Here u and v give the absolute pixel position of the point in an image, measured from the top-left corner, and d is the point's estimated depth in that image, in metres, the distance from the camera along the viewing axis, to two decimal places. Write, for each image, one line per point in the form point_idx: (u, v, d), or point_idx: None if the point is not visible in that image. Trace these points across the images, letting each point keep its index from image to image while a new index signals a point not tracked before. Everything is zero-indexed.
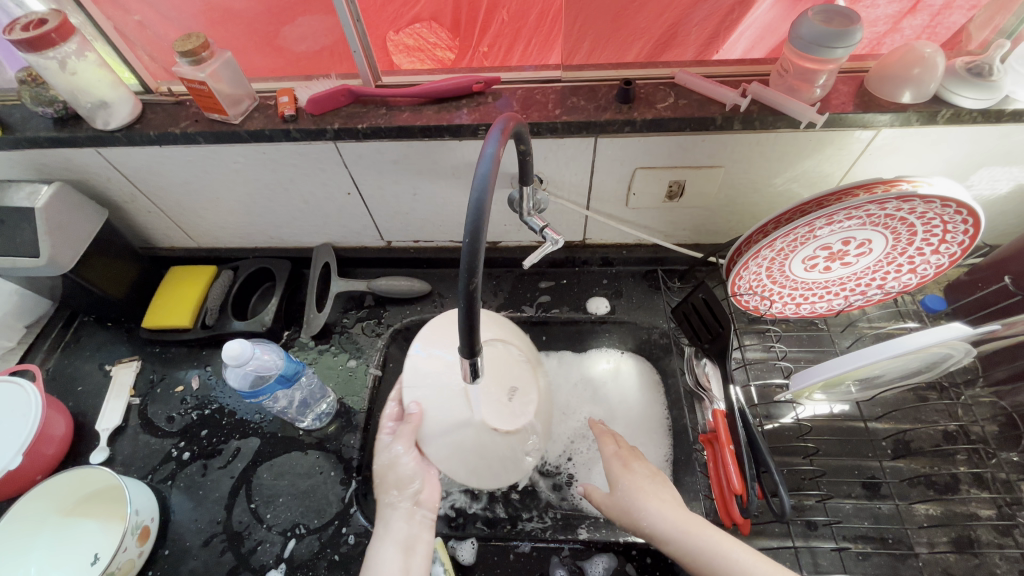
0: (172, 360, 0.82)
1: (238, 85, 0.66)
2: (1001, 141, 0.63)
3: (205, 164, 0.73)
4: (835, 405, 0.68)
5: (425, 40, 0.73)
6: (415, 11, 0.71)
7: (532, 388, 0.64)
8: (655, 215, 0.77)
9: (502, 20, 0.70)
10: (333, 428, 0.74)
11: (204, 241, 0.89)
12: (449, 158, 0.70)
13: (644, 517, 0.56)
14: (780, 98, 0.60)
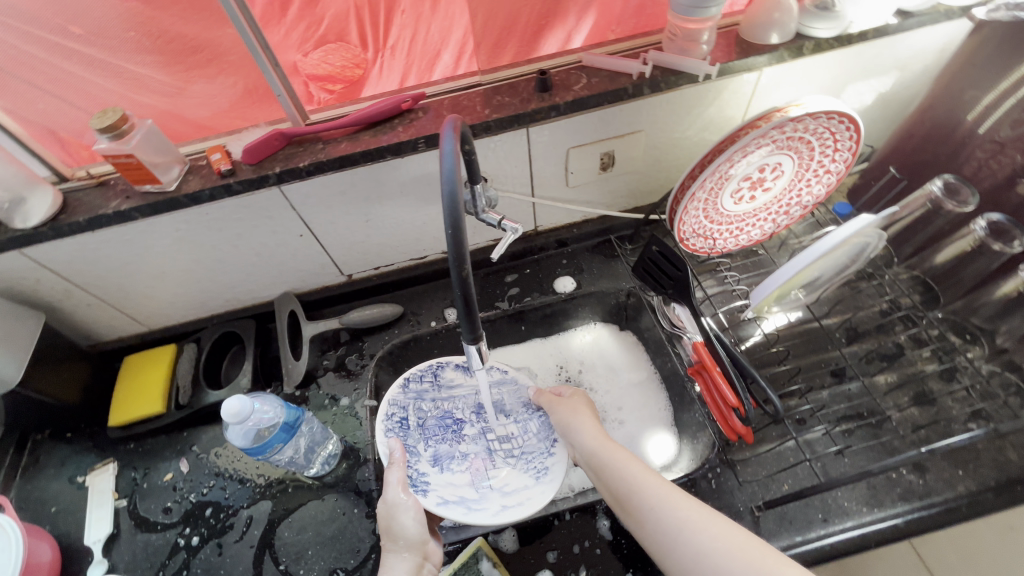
0: (152, 451, 0.78)
1: (166, 152, 0.65)
2: (856, 60, 0.75)
3: (144, 240, 0.71)
4: (790, 314, 0.77)
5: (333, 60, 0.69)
6: (319, 31, 0.67)
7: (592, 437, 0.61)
8: (594, 188, 0.83)
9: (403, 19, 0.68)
10: (344, 467, 0.73)
11: (156, 322, 0.85)
12: (394, 179, 0.72)
13: (656, 500, 0.50)
14: (675, 59, 0.68)
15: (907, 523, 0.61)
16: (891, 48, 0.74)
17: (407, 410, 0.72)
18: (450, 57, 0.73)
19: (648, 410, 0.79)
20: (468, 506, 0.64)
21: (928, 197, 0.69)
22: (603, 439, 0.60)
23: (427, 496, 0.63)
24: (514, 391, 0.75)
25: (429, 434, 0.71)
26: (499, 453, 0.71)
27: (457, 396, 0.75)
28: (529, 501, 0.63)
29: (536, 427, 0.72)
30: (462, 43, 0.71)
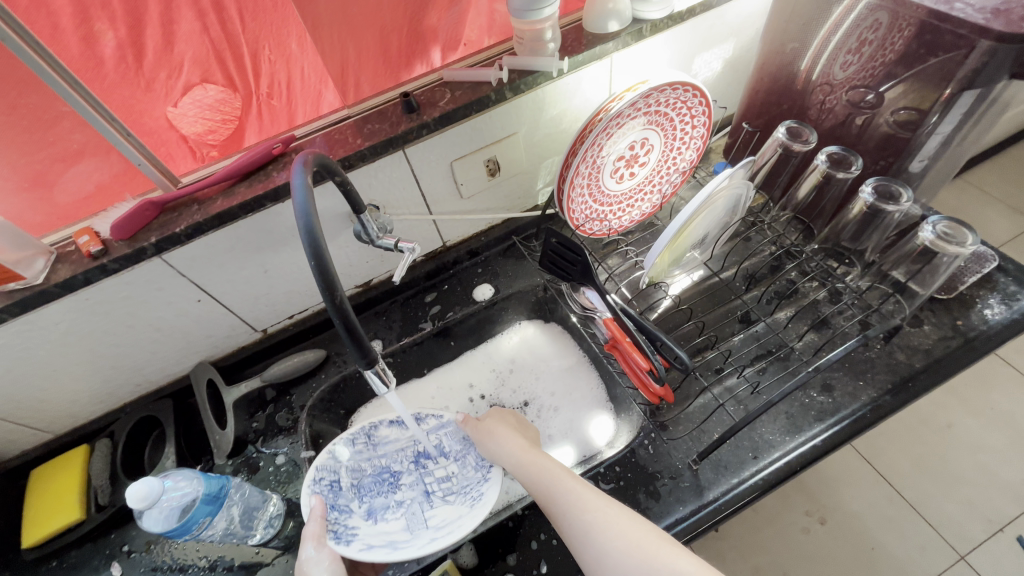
0: (79, 563, 0.72)
1: (26, 245, 0.62)
2: (694, 33, 0.81)
3: (23, 341, 0.66)
4: (692, 273, 0.82)
5: (209, 116, 0.71)
6: (182, 77, 0.66)
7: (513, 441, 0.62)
8: (489, 195, 0.86)
9: (270, 59, 0.70)
10: (290, 527, 0.70)
11: (62, 425, 0.80)
12: (283, 225, 0.72)
13: (566, 502, 0.52)
14: (528, 60, 0.72)
15: (825, 441, 0.65)
16: (720, 17, 0.82)
17: (340, 472, 0.67)
18: (332, 95, 0.76)
19: (582, 394, 0.82)
20: (395, 547, 0.60)
21: (777, 144, 0.74)
22: (526, 447, 0.60)
23: (349, 546, 0.59)
24: (451, 433, 0.72)
25: (364, 492, 0.67)
26: (436, 495, 0.67)
27: (393, 450, 0.72)
28: (459, 528, 0.60)
29: (474, 460, 0.69)
30: (334, 78, 0.74)
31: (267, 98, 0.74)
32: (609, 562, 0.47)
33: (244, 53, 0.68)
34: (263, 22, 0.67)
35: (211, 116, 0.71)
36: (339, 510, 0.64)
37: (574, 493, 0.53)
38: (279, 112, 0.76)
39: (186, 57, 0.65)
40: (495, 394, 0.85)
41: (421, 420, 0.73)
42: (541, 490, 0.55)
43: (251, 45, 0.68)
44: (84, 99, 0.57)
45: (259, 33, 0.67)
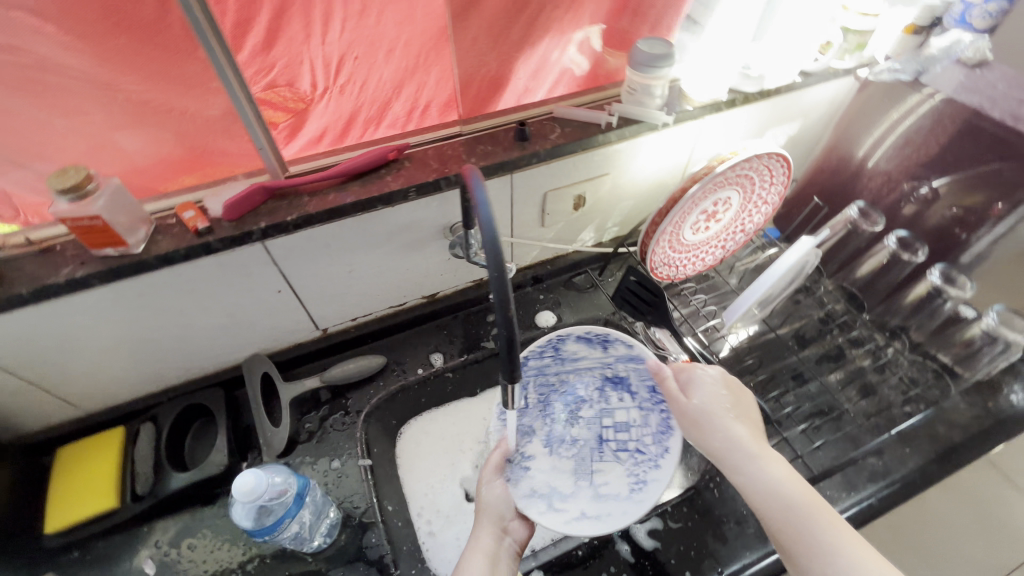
0: (104, 556, 0.66)
1: (133, 211, 0.60)
2: (775, 109, 0.89)
3: (99, 310, 0.63)
4: (749, 328, 0.87)
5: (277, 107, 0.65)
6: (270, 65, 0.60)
7: (741, 439, 0.61)
8: (567, 227, 0.89)
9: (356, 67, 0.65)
10: (346, 537, 0.68)
11: (97, 403, 0.75)
12: (383, 229, 0.72)
13: (812, 531, 0.52)
14: (637, 111, 0.77)
15: (878, 501, 0.70)
16: (799, 100, 0.89)
17: (528, 388, 0.78)
18: (399, 108, 0.72)
19: None
20: (551, 505, 0.68)
21: (847, 221, 0.82)
22: (753, 448, 0.60)
23: (517, 487, 0.69)
24: (638, 372, 0.76)
25: (547, 415, 0.77)
26: (609, 445, 0.74)
27: (581, 367, 0.78)
28: (609, 517, 0.67)
29: (655, 425, 0.74)
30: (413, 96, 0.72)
31: (342, 101, 0.68)
32: None
33: (344, 55, 0.63)
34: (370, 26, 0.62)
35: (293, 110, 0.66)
36: (524, 433, 0.74)
37: (824, 529, 0.52)
38: (365, 116, 0.71)
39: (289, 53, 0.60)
40: None
41: (609, 345, 0.76)
42: (767, 496, 0.56)
43: (351, 50, 0.63)
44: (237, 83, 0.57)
45: (360, 36, 0.62)
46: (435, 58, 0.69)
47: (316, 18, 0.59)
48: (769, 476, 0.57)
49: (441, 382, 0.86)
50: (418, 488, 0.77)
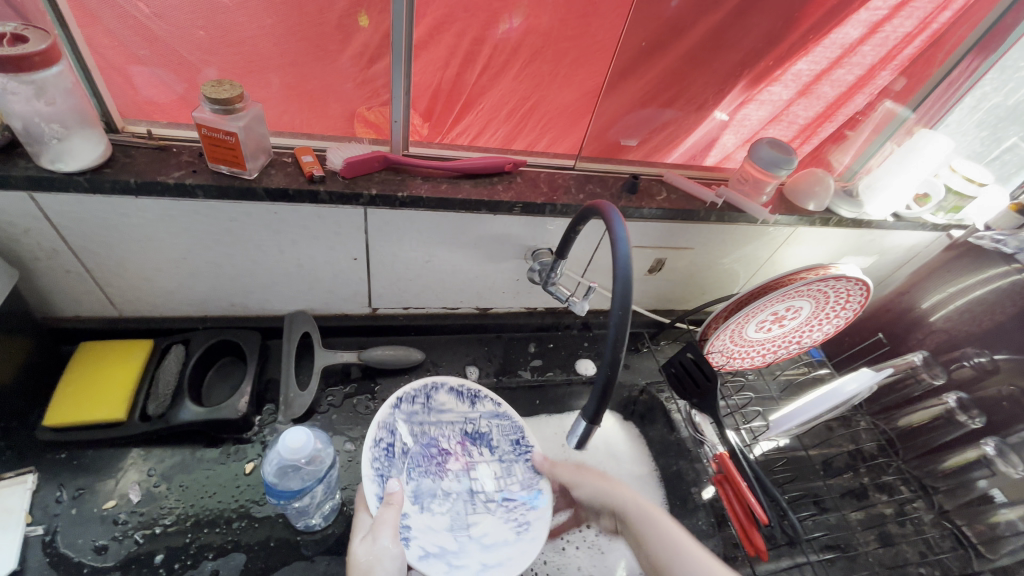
0: (93, 466, 0.63)
1: (261, 140, 0.60)
2: (857, 239, 0.91)
3: (187, 222, 0.62)
4: (780, 440, 0.86)
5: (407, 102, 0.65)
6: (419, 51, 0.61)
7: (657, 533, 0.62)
8: (634, 286, 0.89)
9: (490, 82, 0.66)
10: (342, 527, 0.64)
11: (135, 310, 0.72)
12: (474, 231, 0.73)
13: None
14: (742, 200, 0.80)
15: None
16: (881, 239, 0.92)
17: (393, 435, 0.69)
18: (508, 133, 0.73)
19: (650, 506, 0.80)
20: (448, 562, 0.61)
21: (910, 364, 0.85)
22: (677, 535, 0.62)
23: (409, 547, 0.61)
24: (501, 428, 0.73)
25: (411, 466, 0.68)
26: (478, 499, 0.68)
27: (444, 422, 0.73)
28: (510, 561, 0.62)
29: (520, 474, 0.70)
30: (526, 128, 0.73)
31: (460, 109, 0.69)
32: None
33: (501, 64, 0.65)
34: (545, 53, 0.64)
35: (434, 98, 0.67)
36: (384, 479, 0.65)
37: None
38: (494, 123, 0.71)
39: (453, 43, 0.62)
40: None
41: (477, 401, 0.74)
42: (698, 575, 0.58)
43: (508, 54, 0.63)
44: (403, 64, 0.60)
45: (507, 52, 0.63)
46: (584, 103, 0.71)
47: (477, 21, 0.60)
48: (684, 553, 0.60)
49: None
50: None
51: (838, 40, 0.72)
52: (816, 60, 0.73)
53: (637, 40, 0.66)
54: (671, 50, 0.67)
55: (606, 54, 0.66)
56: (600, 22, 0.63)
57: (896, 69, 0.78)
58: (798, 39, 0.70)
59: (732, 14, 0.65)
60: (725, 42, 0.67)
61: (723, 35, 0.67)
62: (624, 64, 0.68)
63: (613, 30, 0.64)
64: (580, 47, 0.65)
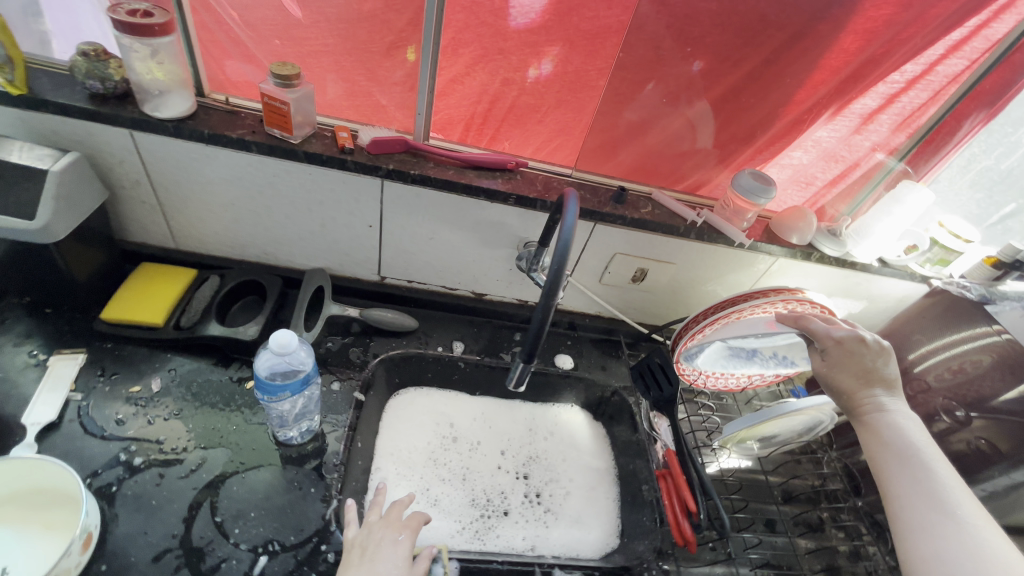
0: (128, 358, 0.76)
1: (308, 114, 0.74)
2: (844, 280, 0.95)
3: (240, 172, 0.77)
4: (741, 460, 0.88)
5: (441, 103, 0.79)
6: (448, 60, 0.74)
7: (875, 388, 0.67)
8: (619, 293, 0.97)
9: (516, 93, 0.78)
10: (314, 446, 0.74)
11: (188, 244, 0.87)
12: (473, 215, 0.83)
13: (912, 444, 0.62)
14: (722, 222, 0.86)
15: None
16: (869, 283, 0.95)
17: None
18: (525, 141, 0.85)
19: (598, 496, 0.86)
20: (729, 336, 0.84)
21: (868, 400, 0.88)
22: (859, 388, 0.67)
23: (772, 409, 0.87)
24: None
25: None
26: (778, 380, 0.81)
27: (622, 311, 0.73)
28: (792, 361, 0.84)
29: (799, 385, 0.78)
30: (542, 139, 0.84)
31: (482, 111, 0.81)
32: (925, 478, 0.59)
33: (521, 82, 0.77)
34: (584, 93, 0.78)
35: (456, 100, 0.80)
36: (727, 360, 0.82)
37: (910, 429, 0.63)
38: (511, 129, 0.83)
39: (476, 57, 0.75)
40: (523, 450, 0.89)
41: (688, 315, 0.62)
42: (885, 442, 0.62)
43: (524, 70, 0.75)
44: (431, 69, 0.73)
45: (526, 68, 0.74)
46: (616, 140, 0.84)
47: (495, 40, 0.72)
48: (880, 401, 0.66)
49: (451, 367, 0.92)
50: (387, 448, 0.83)
51: (858, 110, 0.80)
52: (837, 129, 0.82)
53: (663, 91, 0.78)
54: (692, 102, 0.79)
55: (640, 102, 0.80)
56: (633, 75, 0.76)
57: (900, 131, 0.83)
58: (815, 104, 0.79)
59: (748, 76, 0.76)
60: (744, 102, 0.79)
61: (741, 95, 0.78)
62: (652, 110, 0.80)
63: (641, 79, 0.77)
64: (602, 73, 0.76)
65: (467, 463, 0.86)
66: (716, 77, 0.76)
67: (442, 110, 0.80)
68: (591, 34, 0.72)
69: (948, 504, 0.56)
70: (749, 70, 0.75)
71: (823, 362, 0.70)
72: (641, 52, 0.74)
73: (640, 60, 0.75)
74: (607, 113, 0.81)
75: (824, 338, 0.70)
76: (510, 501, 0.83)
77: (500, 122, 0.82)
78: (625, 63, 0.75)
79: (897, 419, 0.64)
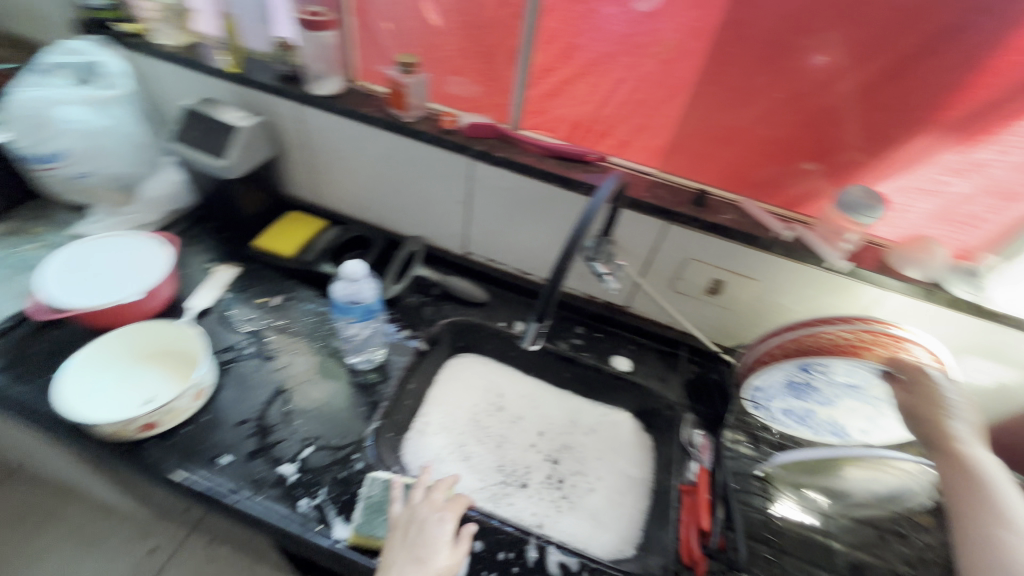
0: (264, 278, 0.97)
1: (422, 98, 0.88)
2: (988, 338, 0.76)
3: (366, 144, 0.94)
4: (807, 517, 0.66)
5: (535, 96, 0.86)
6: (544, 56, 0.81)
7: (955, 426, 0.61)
8: (692, 304, 0.92)
9: (604, 88, 0.81)
10: (374, 376, 0.85)
11: (325, 201, 1.08)
12: (549, 201, 0.88)
13: (988, 476, 0.56)
14: (816, 241, 0.77)
15: None
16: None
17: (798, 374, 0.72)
18: (612, 137, 0.87)
19: (624, 504, 0.82)
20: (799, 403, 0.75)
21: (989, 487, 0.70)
22: (936, 419, 0.61)
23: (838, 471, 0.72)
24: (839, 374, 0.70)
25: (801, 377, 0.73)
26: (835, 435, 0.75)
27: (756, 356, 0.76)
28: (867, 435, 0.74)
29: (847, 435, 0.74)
30: (628, 136, 0.86)
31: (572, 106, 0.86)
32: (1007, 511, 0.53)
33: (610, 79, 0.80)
34: (678, 91, 0.77)
35: (549, 95, 0.86)
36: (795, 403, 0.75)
37: (987, 469, 0.57)
38: (598, 125, 0.87)
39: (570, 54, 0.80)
40: (559, 438, 0.90)
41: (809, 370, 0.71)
42: (964, 471, 0.56)
43: (614, 67, 0.78)
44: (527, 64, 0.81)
45: (615, 65, 0.78)
46: (711, 142, 0.81)
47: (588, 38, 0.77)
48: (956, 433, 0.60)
49: (509, 344, 0.97)
50: (436, 399, 0.92)
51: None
52: (1002, 150, 0.66)
53: (768, 95, 0.73)
54: (801, 109, 0.72)
55: (736, 103, 0.75)
56: (730, 76, 0.73)
57: None
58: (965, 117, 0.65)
59: (868, 83, 0.67)
60: (863, 109, 0.69)
61: (863, 102, 0.69)
62: (754, 114, 0.75)
63: (742, 81, 0.73)
64: (695, 70, 0.74)
65: (504, 433, 0.90)
66: (832, 81, 0.69)
67: (535, 103, 0.87)
68: (688, 33, 0.71)
69: (1014, 519, 0.52)
70: (870, 74, 0.66)
71: (907, 401, 0.64)
72: (743, 53, 0.71)
73: (742, 59, 0.71)
74: (698, 114, 0.78)
75: (914, 372, 0.64)
76: (534, 478, 0.85)
77: (589, 117, 0.86)
78: (725, 63, 0.72)
79: (975, 452, 0.58)
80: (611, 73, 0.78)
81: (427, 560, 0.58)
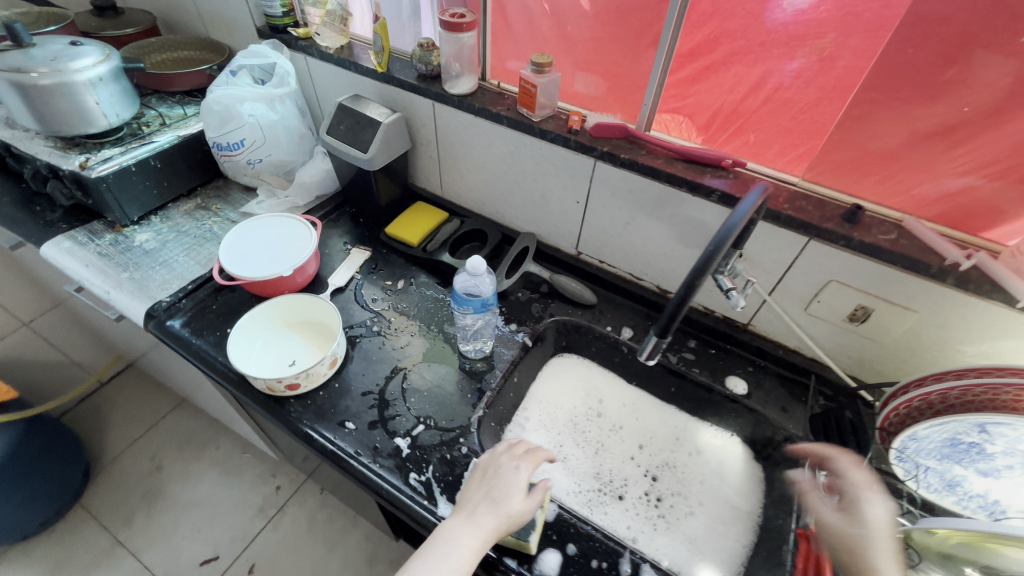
0: (391, 262, 1.05)
1: (551, 97, 0.88)
2: None
3: (492, 140, 0.97)
4: None
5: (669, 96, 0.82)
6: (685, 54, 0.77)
7: None
8: (828, 330, 0.83)
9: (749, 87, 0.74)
10: (482, 365, 0.89)
11: (448, 194, 1.14)
12: (673, 207, 0.84)
13: None
14: (1006, 273, 0.64)
15: None
16: None
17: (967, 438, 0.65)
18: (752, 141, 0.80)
19: (727, 537, 0.77)
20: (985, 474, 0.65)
21: None
22: None
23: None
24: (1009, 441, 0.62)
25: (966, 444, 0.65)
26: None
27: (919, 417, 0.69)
28: None
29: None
30: (771, 140, 0.78)
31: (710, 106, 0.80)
32: None
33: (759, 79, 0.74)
34: (842, 91, 0.68)
35: (685, 94, 0.81)
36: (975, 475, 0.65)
37: None
38: (737, 127, 0.80)
39: (713, 52, 0.75)
40: (660, 453, 0.87)
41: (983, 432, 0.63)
42: None
43: (763, 65, 0.71)
44: (663, 63, 0.77)
45: (764, 63, 0.71)
46: (877, 151, 0.70)
47: (737, 34, 0.71)
48: None
49: (615, 349, 0.96)
50: (538, 395, 0.93)
51: None
52: None
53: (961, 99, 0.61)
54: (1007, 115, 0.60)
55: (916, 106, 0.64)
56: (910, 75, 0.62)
57: None
58: None
59: None
60: None
61: None
62: (937, 121, 0.64)
63: (928, 83, 0.62)
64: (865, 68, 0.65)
65: (603, 440, 0.89)
66: None
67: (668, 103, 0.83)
68: (861, 26, 0.63)
69: None
70: None
71: None
72: (933, 50, 0.60)
73: (933, 56, 0.61)
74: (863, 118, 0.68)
75: None
76: (631, 490, 0.83)
77: (728, 118, 0.80)
78: (903, 62, 0.63)
79: None
80: (758, 73, 0.72)
81: (500, 502, 0.64)
